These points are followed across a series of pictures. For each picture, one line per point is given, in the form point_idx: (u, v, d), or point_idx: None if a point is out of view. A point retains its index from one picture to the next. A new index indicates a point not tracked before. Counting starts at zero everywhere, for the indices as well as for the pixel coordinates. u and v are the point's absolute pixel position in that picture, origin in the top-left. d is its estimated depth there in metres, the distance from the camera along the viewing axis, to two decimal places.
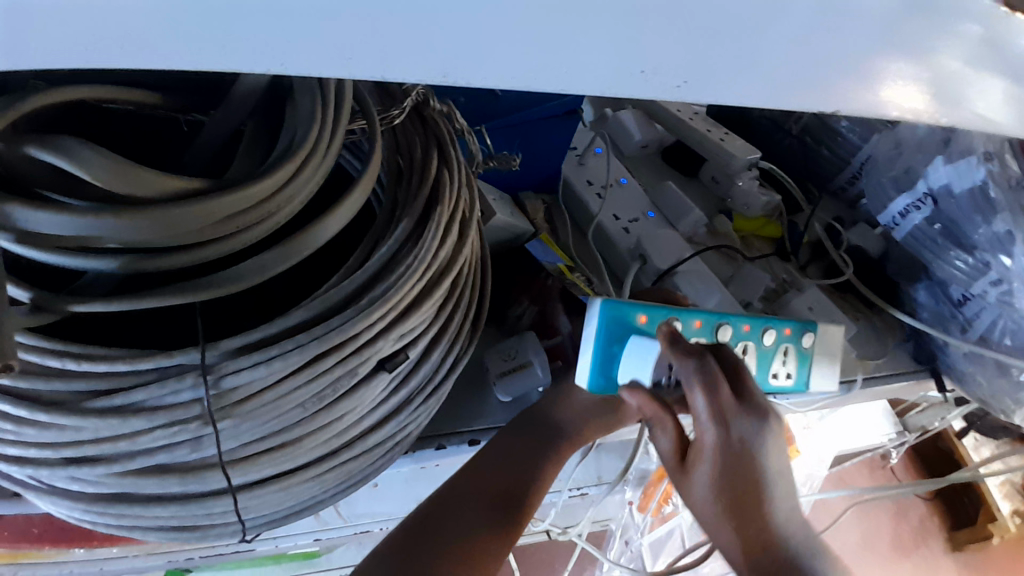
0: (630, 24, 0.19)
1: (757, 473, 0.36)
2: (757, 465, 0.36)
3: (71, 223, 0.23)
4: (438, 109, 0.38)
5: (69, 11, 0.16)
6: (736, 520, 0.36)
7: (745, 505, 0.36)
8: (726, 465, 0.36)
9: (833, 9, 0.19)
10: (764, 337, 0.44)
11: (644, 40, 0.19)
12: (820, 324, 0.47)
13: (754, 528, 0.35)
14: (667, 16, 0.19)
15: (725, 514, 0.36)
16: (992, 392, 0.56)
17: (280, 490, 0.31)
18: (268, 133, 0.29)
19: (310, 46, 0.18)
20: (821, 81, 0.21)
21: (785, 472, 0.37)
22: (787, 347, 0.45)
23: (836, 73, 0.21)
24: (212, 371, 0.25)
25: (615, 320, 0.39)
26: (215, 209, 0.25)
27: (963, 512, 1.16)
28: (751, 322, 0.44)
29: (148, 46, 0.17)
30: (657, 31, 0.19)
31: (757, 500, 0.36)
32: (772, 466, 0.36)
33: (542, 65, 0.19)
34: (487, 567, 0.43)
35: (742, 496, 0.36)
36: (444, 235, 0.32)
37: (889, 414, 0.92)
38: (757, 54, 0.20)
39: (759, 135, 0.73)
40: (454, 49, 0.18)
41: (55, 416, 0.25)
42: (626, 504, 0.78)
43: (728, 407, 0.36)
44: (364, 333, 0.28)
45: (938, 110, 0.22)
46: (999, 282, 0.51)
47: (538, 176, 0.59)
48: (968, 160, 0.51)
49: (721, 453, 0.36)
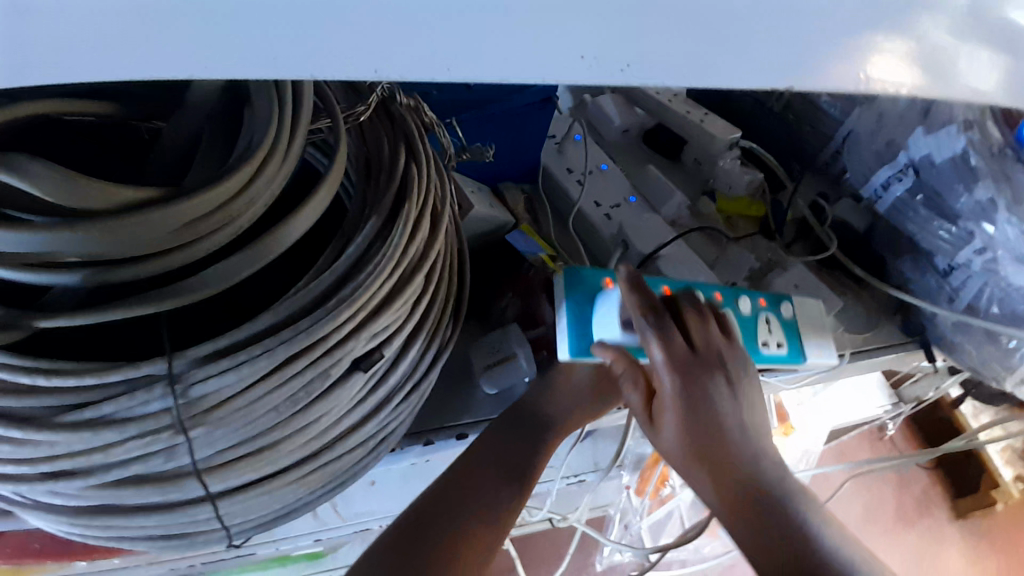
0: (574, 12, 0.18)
1: (717, 416, 0.38)
2: (715, 406, 0.38)
3: (27, 238, 0.22)
4: (406, 104, 0.38)
5: None
6: (702, 455, 0.39)
7: (707, 444, 0.38)
8: (686, 411, 0.38)
9: None
10: (739, 305, 0.46)
11: (590, 30, 0.18)
12: (791, 294, 0.50)
13: (717, 464, 0.38)
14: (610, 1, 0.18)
15: (691, 451, 0.39)
16: (982, 360, 0.56)
17: (262, 494, 0.31)
18: (226, 136, 0.28)
19: (237, 60, 0.17)
20: (796, 62, 0.20)
21: (746, 409, 0.39)
22: (766, 316, 0.47)
23: (791, 52, 0.20)
24: (180, 380, 0.25)
25: (577, 285, 0.40)
26: (175, 215, 0.25)
27: (966, 481, 1.16)
28: (723, 291, 0.46)
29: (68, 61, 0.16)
30: (602, 18, 0.18)
31: (722, 438, 0.38)
32: (731, 407, 0.38)
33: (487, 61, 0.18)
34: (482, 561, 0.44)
35: (705, 435, 0.38)
36: (414, 230, 0.32)
37: (885, 387, 0.92)
38: (709, 41, 0.19)
39: (742, 117, 0.71)
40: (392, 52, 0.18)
41: (29, 432, 0.25)
42: (623, 488, 0.77)
43: (684, 357, 0.38)
44: (332, 335, 0.28)
45: (929, 84, 0.21)
46: (983, 250, 0.51)
47: (518, 166, 0.58)
48: (948, 130, 0.51)
49: (681, 400, 0.38)
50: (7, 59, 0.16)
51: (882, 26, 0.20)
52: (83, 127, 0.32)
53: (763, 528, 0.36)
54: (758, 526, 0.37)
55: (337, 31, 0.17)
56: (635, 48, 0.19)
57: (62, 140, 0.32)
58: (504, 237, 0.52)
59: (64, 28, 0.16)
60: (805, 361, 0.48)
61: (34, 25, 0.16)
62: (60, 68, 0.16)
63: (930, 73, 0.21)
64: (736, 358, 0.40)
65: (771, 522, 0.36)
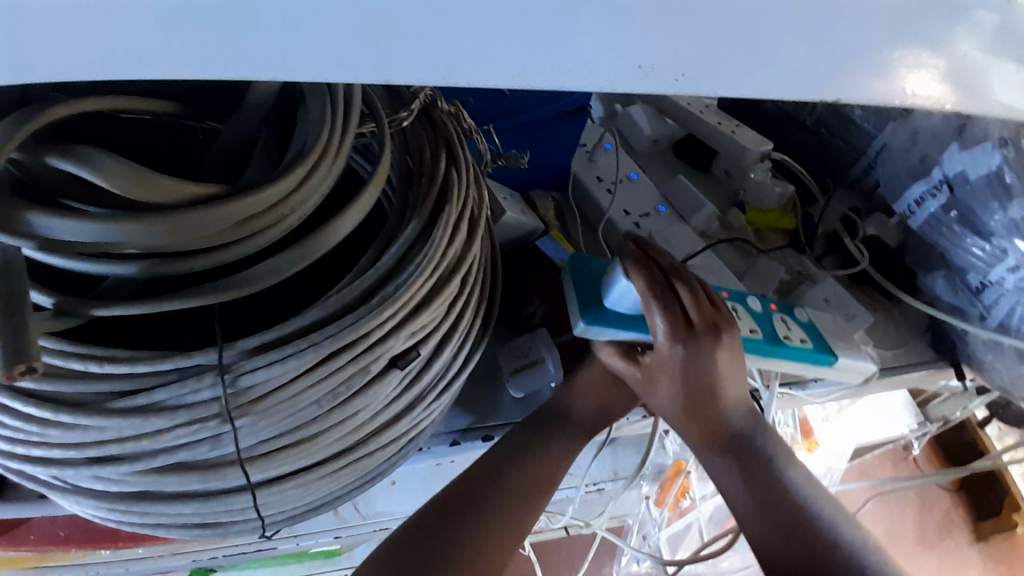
0: (637, 19, 0.18)
1: (708, 382, 0.42)
2: (708, 375, 0.42)
3: (83, 229, 0.23)
4: (446, 110, 0.38)
5: (68, 26, 0.16)
6: (694, 415, 0.44)
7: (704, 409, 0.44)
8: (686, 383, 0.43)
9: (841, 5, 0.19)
10: (750, 302, 0.49)
11: (651, 35, 0.19)
12: (802, 307, 0.52)
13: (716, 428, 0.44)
14: (671, 5, 0.18)
15: (683, 410, 0.45)
16: (1013, 380, 0.55)
17: (297, 486, 0.32)
18: (274, 139, 0.29)
19: (311, 58, 0.18)
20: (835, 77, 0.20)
21: (734, 376, 0.43)
22: (781, 316, 0.49)
23: (854, 57, 0.20)
24: (230, 371, 0.26)
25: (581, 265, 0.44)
26: (230, 213, 0.25)
27: (989, 504, 1.13)
28: (730, 292, 0.49)
29: (146, 60, 0.17)
30: (665, 20, 0.18)
31: (710, 399, 0.43)
32: (723, 367, 0.42)
33: (543, 67, 0.18)
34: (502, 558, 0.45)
35: (697, 398, 0.43)
36: (453, 233, 0.33)
37: (910, 404, 0.89)
38: (763, 47, 0.19)
39: (772, 127, 0.72)
40: (458, 58, 0.18)
41: (78, 417, 0.26)
42: (643, 499, 0.76)
43: (683, 328, 0.40)
44: (374, 332, 0.28)
45: (957, 97, 0.20)
46: (1017, 268, 0.50)
47: (548, 172, 0.59)
48: (982, 146, 0.50)
49: (680, 374, 0.42)
50: (5, 60, 0.17)
51: (955, 37, 0.20)
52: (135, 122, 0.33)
53: (760, 492, 0.42)
54: (752, 472, 0.43)
55: (403, 36, 0.18)
56: (691, 53, 0.19)
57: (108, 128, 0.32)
58: (533, 242, 0.53)
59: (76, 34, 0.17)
60: (834, 363, 0.49)
61: (123, 22, 0.16)
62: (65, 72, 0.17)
63: (964, 92, 0.20)
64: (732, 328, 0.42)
65: (766, 487, 0.42)
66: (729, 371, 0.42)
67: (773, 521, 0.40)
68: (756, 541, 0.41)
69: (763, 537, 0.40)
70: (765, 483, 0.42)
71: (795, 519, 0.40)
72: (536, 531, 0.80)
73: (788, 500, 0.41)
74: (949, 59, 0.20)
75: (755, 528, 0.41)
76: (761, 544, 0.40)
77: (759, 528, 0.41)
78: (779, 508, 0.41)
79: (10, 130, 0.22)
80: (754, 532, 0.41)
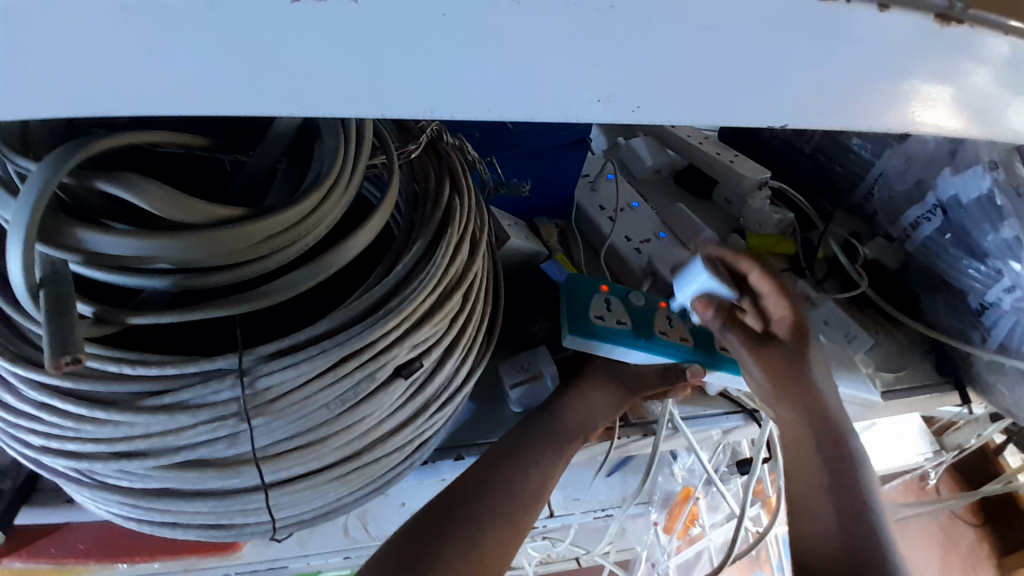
0: (611, 59, 0.20)
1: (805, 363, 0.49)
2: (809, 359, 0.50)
3: (129, 242, 0.26)
4: (451, 142, 0.43)
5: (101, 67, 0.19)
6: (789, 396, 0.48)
7: (802, 388, 0.49)
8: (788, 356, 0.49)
9: (809, 43, 0.21)
10: None
11: (617, 76, 0.21)
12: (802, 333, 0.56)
13: (813, 411, 0.49)
14: (648, 44, 0.20)
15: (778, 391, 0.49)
16: (1018, 401, 0.55)
17: (308, 488, 0.34)
18: (295, 170, 0.33)
19: (318, 96, 0.20)
20: (845, 103, 0.23)
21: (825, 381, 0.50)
22: None
23: (802, 91, 0.22)
24: (249, 373, 0.29)
25: (578, 284, 0.49)
26: (249, 232, 0.28)
27: (1016, 539, 1.10)
28: None
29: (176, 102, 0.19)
30: (640, 58, 0.20)
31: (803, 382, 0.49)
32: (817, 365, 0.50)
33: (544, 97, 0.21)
34: (495, 557, 0.45)
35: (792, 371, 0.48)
36: (454, 253, 0.36)
37: (925, 432, 0.88)
38: (728, 82, 0.21)
39: (768, 153, 0.74)
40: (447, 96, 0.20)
41: (111, 413, 0.28)
42: (652, 526, 0.77)
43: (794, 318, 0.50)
44: (380, 341, 0.31)
45: (960, 115, 0.24)
46: (1012, 288, 0.51)
47: (554, 201, 0.62)
48: (975, 169, 0.52)
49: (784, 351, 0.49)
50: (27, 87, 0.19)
51: (909, 74, 0.22)
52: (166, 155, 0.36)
53: (837, 483, 0.47)
54: (832, 470, 0.47)
55: (397, 74, 0.20)
56: (660, 84, 0.21)
57: (150, 159, 0.36)
58: (539, 265, 0.54)
59: (108, 75, 0.19)
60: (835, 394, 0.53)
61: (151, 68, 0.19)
62: (103, 104, 0.19)
63: (962, 107, 0.24)
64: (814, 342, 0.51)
65: (840, 479, 0.47)
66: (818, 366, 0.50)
67: (839, 508, 0.45)
68: (812, 517, 0.46)
69: (825, 518, 0.45)
70: (841, 475, 0.47)
71: (854, 512, 0.45)
72: (547, 559, 0.80)
73: (854, 494, 0.46)
74: (899, 93, 0.23)
75: (818, 509, 0.46)
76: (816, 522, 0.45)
77: (822, 510, 0.46)
78: (849, 511, 0.45)
79: (68, 155, 0.25)
80: (815, 520, 0.46)
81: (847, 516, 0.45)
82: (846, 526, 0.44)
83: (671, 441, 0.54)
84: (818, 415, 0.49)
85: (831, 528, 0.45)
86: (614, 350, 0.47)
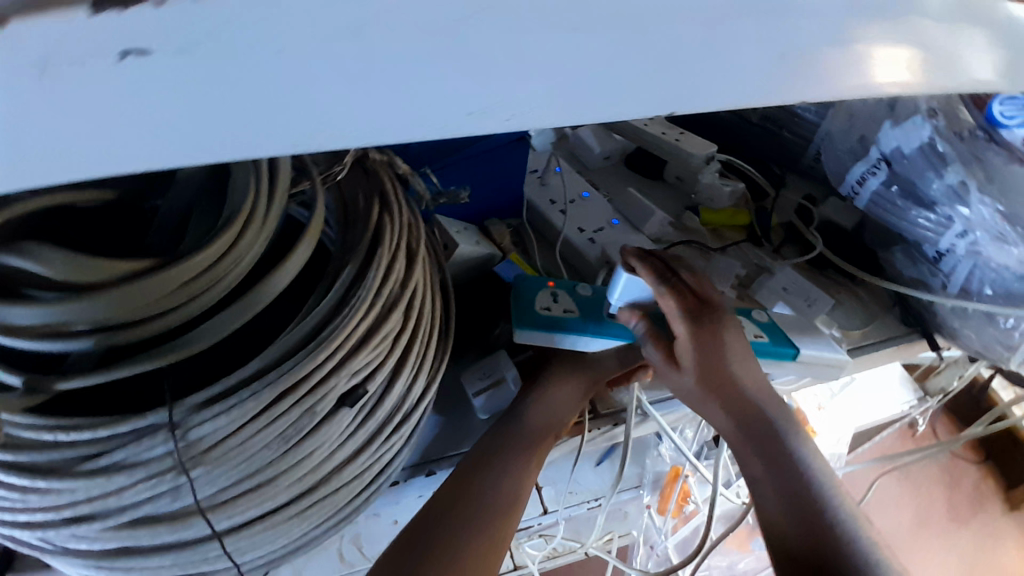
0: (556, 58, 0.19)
1: (721, 375, 0.46)
2: (725, 368, 0.46)
3: (43, 309, 0.26)
4: (379, 158, 0.41)
5: None
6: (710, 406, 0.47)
7: (723, 395, 0.46)
8: (702, 371, 0.46)
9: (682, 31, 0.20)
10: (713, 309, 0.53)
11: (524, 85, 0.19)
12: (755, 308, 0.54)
13: (737, 413, 0.46)
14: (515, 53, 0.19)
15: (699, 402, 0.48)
16: (983, 342, 0.54)
17: (266, 529, 0.33)
18: (210, 208, 0.32)
19: None
20: (721, 89, 0.21)
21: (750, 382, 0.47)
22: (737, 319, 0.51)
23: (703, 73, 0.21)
24: (180, 426, 0.29)
25: (525, 281, 0.49)
26: (165, 281, 0.28)
27: (1016, 468, 1.11)
28: None
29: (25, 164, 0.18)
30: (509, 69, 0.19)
31: (724, 388, 0.46)
32: (740, 368, 0.46)
33: None
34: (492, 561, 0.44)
35: (708, 383, 0.46)
36: (387, 273, 0.35)
37: (908, 380, 0.89)
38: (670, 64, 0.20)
39: (719, 131, 0.73)
40: None
41: (52, 481, 0.28)
42: (644, 509, 0.75)
43: (703, 332, 0.46)
44: (314, 373, 0.31)
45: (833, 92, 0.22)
46: (964, 233, 0.51)
47: (502, 199, 0.61)
48: (914, 120, 0.52)
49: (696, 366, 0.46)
50: None
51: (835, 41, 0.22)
52: (86, 213, 0.34)
53: (775, 466, 0.44)
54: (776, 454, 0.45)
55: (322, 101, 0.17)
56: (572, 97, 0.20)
57: None
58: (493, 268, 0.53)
59: None
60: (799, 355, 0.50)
61: None
62: None
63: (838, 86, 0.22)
64: (738, 341, 0.47)
65: (777, 463, 0.44)
66: (741, 367, 0.46)
67: (784, 488, 0.43)
68: (760, 499, 0.45)
69: (770, 500, 0.44)
70: (779, 460, 0.45)
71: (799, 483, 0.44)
72: (551, 554, 0.80)
73: (797, 471, 0.44)
74: (766, 74, 0.21)
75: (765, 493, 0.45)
76: (770, 507, 0.44)
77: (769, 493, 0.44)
78: (795, 496, 0.43)
79: None
80: (768, 506, 0.44)
81: (801, 495, 0.43)
82: (794, 503, 0.43)
83: (643, 427, 0.54)
84: (737, 413, 0.46)
85: (779, 512, 0.43)
86: (567, 341, 0.47)
